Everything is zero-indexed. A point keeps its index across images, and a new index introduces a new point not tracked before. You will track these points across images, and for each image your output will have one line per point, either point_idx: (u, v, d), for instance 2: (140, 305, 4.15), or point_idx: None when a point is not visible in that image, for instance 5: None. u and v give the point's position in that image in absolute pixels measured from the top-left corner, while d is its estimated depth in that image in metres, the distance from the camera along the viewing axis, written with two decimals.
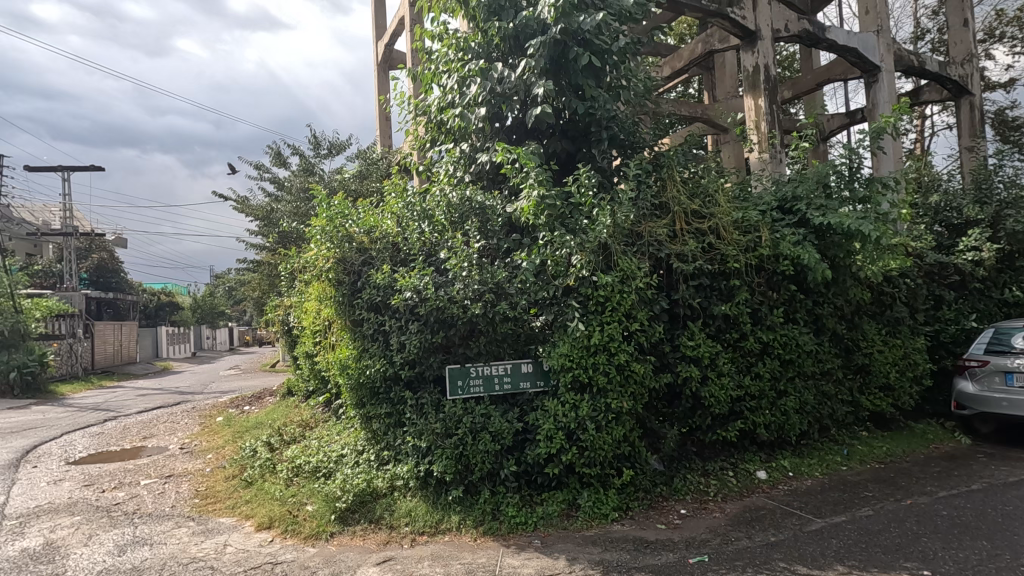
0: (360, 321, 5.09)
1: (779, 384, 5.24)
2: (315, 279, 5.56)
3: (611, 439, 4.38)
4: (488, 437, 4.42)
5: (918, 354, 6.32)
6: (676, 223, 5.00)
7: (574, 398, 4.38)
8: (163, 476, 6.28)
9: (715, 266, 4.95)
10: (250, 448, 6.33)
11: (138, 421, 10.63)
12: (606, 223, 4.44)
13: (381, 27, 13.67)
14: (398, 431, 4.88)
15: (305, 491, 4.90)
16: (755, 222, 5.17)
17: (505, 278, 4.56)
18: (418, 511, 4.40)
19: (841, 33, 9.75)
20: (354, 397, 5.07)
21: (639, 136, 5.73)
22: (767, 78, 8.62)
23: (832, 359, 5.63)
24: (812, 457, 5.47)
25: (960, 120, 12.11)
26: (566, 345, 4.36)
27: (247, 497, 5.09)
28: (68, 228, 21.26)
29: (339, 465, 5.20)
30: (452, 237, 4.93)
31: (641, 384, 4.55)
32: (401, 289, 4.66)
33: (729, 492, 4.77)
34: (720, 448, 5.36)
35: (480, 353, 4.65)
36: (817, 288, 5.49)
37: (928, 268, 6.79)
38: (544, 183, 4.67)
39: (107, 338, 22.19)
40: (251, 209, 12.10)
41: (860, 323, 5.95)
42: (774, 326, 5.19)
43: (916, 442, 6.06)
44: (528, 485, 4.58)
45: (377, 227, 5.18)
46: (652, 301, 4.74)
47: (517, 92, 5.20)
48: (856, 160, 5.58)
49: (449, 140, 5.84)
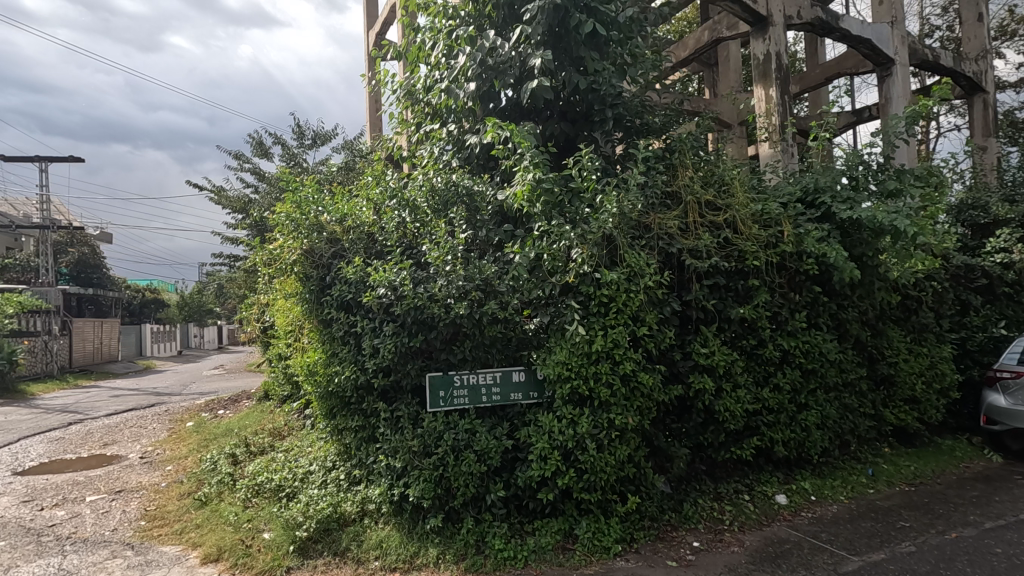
0: (330, 321, 4.50)
1: (800, 397, 4.70)
2: (283, 275, 4.97)
3: (615, 460, 3.81)
4: (472, 457, 3.83)
5: (945, 365, 5.78)
6: (689, 214, 4.44)
7: (572, 412, 3.81)
8: (113, 491, 5.64)
9: (732, 264, 4.39)
10: (211, 461, 5.74)
11: (103, 425, 9.95)
12: (611, 210, 3.88)
13: (371, 15, 13.13)
14: (371, 448, 4.27)
15: (263, 515, 4.29)
16: (778, 215, 4.60)
17: (494, 274, 3.99)
18: (390, 543, 3.81)
19: (855, 22, 9.20)
20: (323, 408, 4.50)
21: (645, 119, 5.16)
22: (779, 67, 8.07)
23: (856, 369, 5.09)
24: (835, 478, 4.91)
25: (972, 118, 11.59)
26: (564, 352, 3.79)
27: (198, 520, 4.47)
28: (47, 222, 20.53)
29: (304, 485, 4.61)
30: (435, 228, 4.35)
31: (649, 397, 3.98)
32: (375, 285, 4.08)
33: (747, 521, 4.20)
34: (733, 467, 4.80)
35: (465, 359, 4.05)
36: (843, 290, 4.94)
37: (954, 270, 6.25)
38: (540, 165, 4.10)
39: (86, 337, 21.41)
40: (228, 200, 11.45)
41: (885, 329, 5.42)
42: (796, 332, 4.64)
43: (945, 460, 5.52)
44: (518, 511, 4.00)
45: (352, 215, 4.63)
46: (663, 302, 4.16)
47: (512, 66, 4.63)
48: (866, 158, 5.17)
49: (435, 122, 5.26)
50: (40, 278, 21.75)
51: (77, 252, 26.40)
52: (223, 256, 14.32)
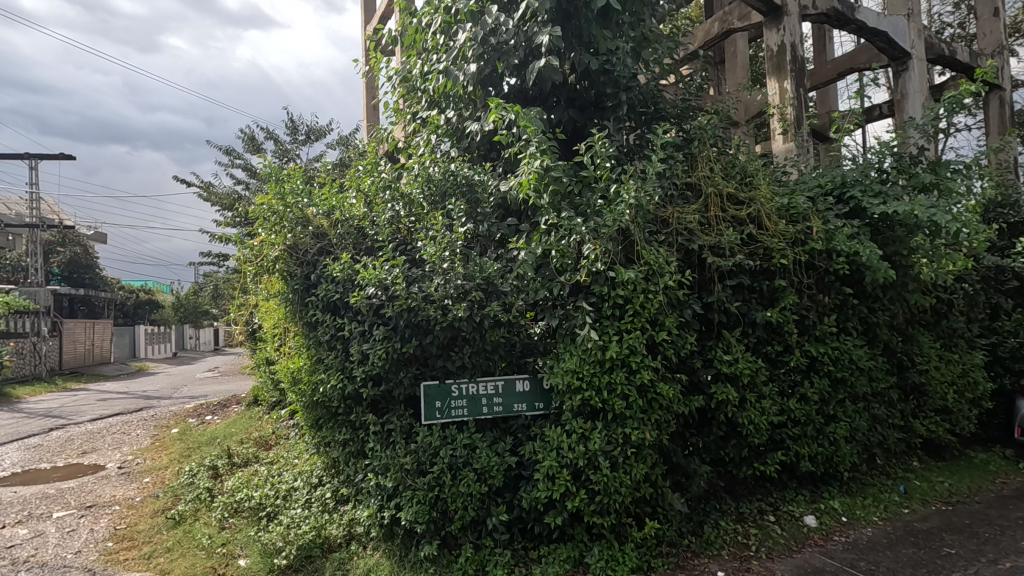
0: (315, 324, 4.09)
1: (828, 409, 4.31)
2: (266, 275, 4.57)
3: (631, 480, 3.42)
4: (472, 477, 3.44)
5: (978, 373, 5.39)
6: (709, 209, 4.05)
7: (583, 426, 3.41)
8: (83, 506, 5.22)
9: (757, 263, 4.01)
10: (190, 474, 5.33)
11: (85, 431, 9.53)
12: (627, 201, 3.49)
13: (369, 9, 12.78)
14: (359, 464, 3.87)
15: (240, 539, 3.90)
16: (806, 209, 4.23)
17: (497, 272, 3.60)
18: (379, 572, 3.41)
19: (871, 14, 8.81)
20: (308, 419, 4.11)
21: (658, 105, 4.78)
22: (794, 59, 7.70)
23: (886, 378, 4.71)
24: (866, 496, 4.51)
25: (988, 116, 11.20)
26: (574, 360, 3.39)
27: (170, 542, 4.07)
28: (36, 220, 20.08)
29: (287, 504, 4.22)
30: (431, 221, 3.97)
31: (668, 409, 3.59)
32: (364, 284, 3.67)
33: (774, 546, 3.81)
34: (755, 484, 4.42)
35: (464, 366, 3.65)
36: (874, 292, 4.54)
37: (985, 271, 5.84)
38: (548, 152, 3.72)
39: (76, 338, 20.95)
40: (217, 197, 11.05)
41: (916, 335, 5.03)
42: (825, 337, 4.26)
43: (980, 475, 5.12)
44: (522, 535, 3.61)
45: (340, 208, 4.24)
46: (683, 304, 3.77)
47: (517, 46, 4.25)
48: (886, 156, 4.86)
49: (433, 108, 4.87)
50: (29, 277, 21.28)
51: (68, 252, 25.83)
52: (210, 255, 13.83)
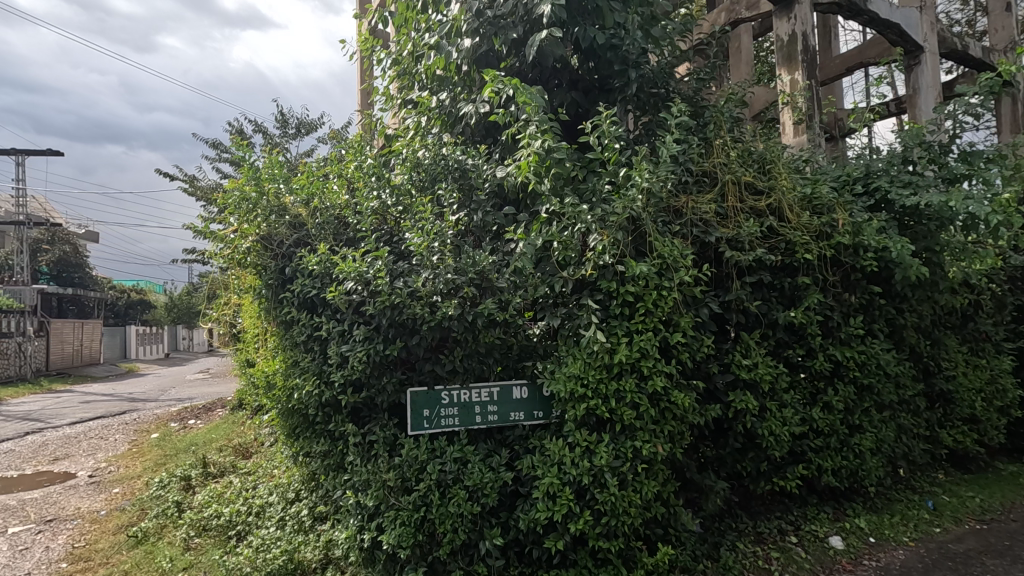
0: (292, 324, 3.73)
1: (854, 418, 3.93)
2: (240, 270, 4.20)
3: (641, 500, 3.04)
4: (462, 495, 3.06)
5: (1007, 379, 5.02)
6: (726, 198, 3.68)
7: (588, 439, 3.04)
8: (42, 520, 4.81)
9: (779, 258, 3.65)
10: (160, 486, 4.95)
11: (63, 435, 9.11)
12: (638, 186, 3.12)
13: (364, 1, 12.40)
14: (338, 479, 3.49)
15: (205, 562, 3.52)
16: (831, 200, 3.87)
17: (492, 266, 3.22)
18: None
19: (884, 4, 8.46)
20: (283, 428, 3.72)
21: (669, 88, 4.42)
22: (806, 48, 7.32)
23: (914, 385, 4.34)
24: (893, 513, 4.14)
25: (1000, 114, 10.86)
26: (578, 364, 3.02)
27: (129, 564, 3.68)
28: (22, 217, 19.61)
29: (259, 522, 3.85)
30: (419, 211, 3.60)
31: (682, 420, 3.21)
32: (342, 278, 3.29)
33: (798, 572, 3.45)
34: (773, 500, 4.05)
35: (455, 371, 3.27)
36: (902, 291, 4.18)
37: (1013, 271, 5.48)
38: (550, 133, 3.35)
39: (64, 338, 20.45)
40: (202, 191, 10.63)
41: (943, 338, 4.66)
42: (851, 340, 3.89)
43: (1012, 490, 4.75)
44: (518, 560, 3.22)
45: (320, 195, 3.86)
46: (699, 303, 3.40)
47: (515, 19, 3.91)
48: (914, 144, 4.51)
49: (424, 90, 4.51)
50: (15, 276, 20.73)
51: (57, 251, 25.31)
52: (198, 252, 13.37)
